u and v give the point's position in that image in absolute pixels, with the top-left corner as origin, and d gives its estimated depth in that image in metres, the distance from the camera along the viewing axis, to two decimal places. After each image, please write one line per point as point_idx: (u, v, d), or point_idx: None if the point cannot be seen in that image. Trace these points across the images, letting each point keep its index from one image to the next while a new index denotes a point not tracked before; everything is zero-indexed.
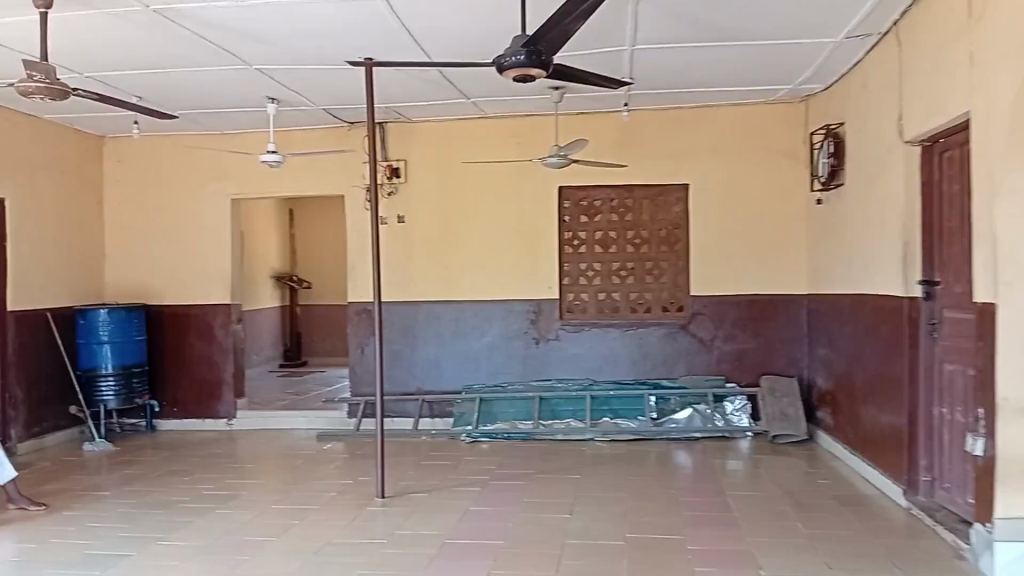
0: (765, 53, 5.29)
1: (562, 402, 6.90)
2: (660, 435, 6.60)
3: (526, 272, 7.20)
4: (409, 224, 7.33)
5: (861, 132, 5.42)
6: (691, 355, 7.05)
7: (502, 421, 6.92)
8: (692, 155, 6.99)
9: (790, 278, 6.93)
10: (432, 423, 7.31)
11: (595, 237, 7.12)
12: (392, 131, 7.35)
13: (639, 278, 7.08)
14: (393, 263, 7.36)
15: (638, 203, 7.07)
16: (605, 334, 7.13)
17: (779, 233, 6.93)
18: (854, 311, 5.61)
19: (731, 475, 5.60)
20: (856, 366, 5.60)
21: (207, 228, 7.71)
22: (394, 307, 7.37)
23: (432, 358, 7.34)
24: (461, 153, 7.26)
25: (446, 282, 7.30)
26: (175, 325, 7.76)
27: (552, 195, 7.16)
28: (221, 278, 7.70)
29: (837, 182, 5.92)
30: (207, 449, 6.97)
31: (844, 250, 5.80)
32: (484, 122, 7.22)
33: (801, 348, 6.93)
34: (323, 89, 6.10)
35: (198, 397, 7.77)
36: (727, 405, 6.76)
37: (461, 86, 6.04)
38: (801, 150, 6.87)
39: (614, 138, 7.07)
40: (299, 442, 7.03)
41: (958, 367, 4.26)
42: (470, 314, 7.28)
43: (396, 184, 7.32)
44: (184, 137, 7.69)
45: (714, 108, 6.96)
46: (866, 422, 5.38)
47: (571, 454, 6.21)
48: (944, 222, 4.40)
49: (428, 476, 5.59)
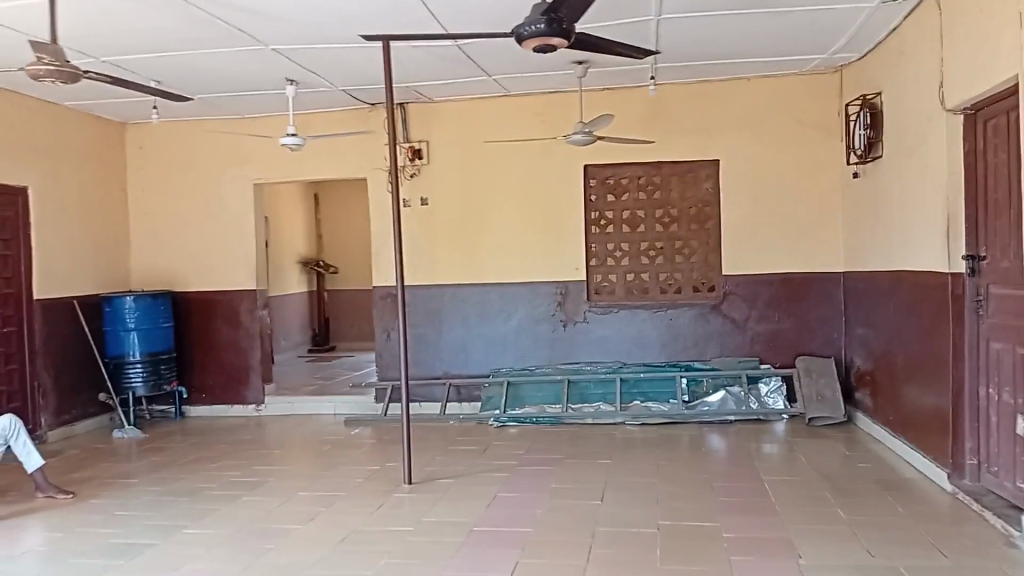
0: (797, 21, 5.07)
1: (591, 386, 6.80)
2: (692, 418, 6.46)
3: (553, 254, 7.07)
4: (432, 206, 7.23)
5: (899, 101, 5.20)
6: (723, 336, 6.88)
7: (530, 405, 6.81)
8: (722, 130, 6.79)
9: (825, 256, 6.72)
10: (459, 408, 7.22)
11: (623, 216, 6.96)
12: (413, 112, 7.24)
13: (669, 258, 6.90)
14: (417, 246, 7.26)
15: (666, 180, 6.88)
16: (634, 316, 6.98)
17: (813, 209, 6.71)
18: (894, 288, 5.40)
19: (766, 459, 5.44)
20: (896, 345, 5.40)
21: (231, 213, 7.66)
22: (419, 291, 7.29)
23: (458, 341, 7.25)
24: (485, 133, 7.12)
25: (472, 265, 7.19)
26: (201, 311, 7.75)
27: (578, 175, 7.00)
28: (245, 264, 7.67)
29: (875, 155, 5.70)
30: (234, 435, 6.95)
31: (883, 226, 5.58)
32: (507, 100, 7.08)
33: (838, 328, 6.73)
34: (342, 70, 5.99)
35: (226, 383, 7.76)
36: (761, 387, 6.60)
37: (482, 63, 5.90)
38: (836, 122, 6.63)
39: (641, 114, 6.89)
40: (327, 428, 6.98)
41: (1005, 345, 4.07)
42: (496, 297, 7.17)
43: (419, 166, 7.22)
44: (206, 122, 7.64)
45: (744, 81, 6.74)
46: (908, 404, 5.18)
47: (600, 438, 6.09)
48: (990, 194, 4.19)
49: (455, 461, 5.50)
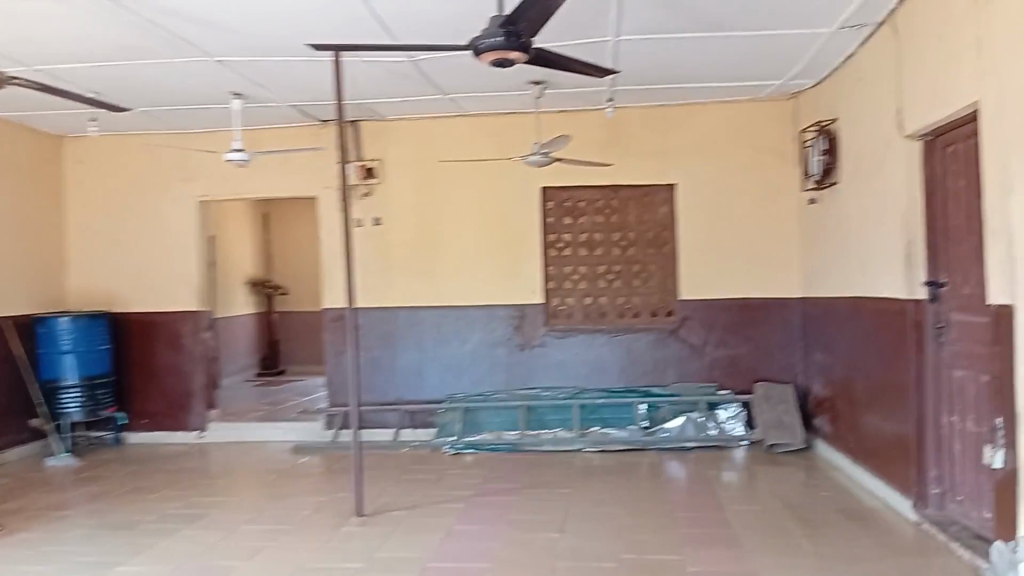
0: (755, 46, 5.06)
1: (549, 411, 6.64)
2: (652, 445, 6.37)
3: (509, 276, 6.92)
4: (386, 226, 7.04)
5: (855, 127, 5.21)
6: (681, 362, 6.80)
7: (487, 432, 6.63)
8: (679, 154, 6.75)
9: (782, 280, 6.70)
10: (413, 434, 6.98)
11: (580, 239, 6.87)
12: (366, 130, 7.06)
13: (627, 282, 6.83)
14: (370, 267, 7.06)
15: (623, 203, 6.84)
16: (592, 340, 6.86)
17: (770, 234, 6.70)
18: (852, 314, 5.39)
19: (727, 487, 5.34)
20: (855, 371, 5.38)
21: (176, 231, 7.37)
22: (372, 314, 7.08)
23: (413, 366, 7.05)
24: (440, 153, 6.98)
25: (427, 287, 7.01)
26: (141, 333, 7.42)
27: (535, 196, 6.88)
28: (189, 284, 7.36)
29: (832, 180, 5.70)
30: (175, 463, 6.62)
31: (841, 252, 5.58)
32: (463, 120, 6.96)
33: (796, 353, 6.70)
34: (292, 84, 5.80)
35: (168, 408, 7.41)
36: (721, 413, 6.51)
37: (437, 81, 5.76)
38: (791, 148, 6.65)
39: (598, 137, 6.82)
40: (275, 456, 6.69)
41: (968, 373, 4.05)
42: (451, 320, 6.99)
43: (372, 185, 7.04)
44: (150, 137, 7.37)
45: (701, 105, 6.73)
46: (868, 430, 5.16)
47: (558, 466, 5.93)
48: (949, 220, 4.18)
49: (408, 492, 5.28)
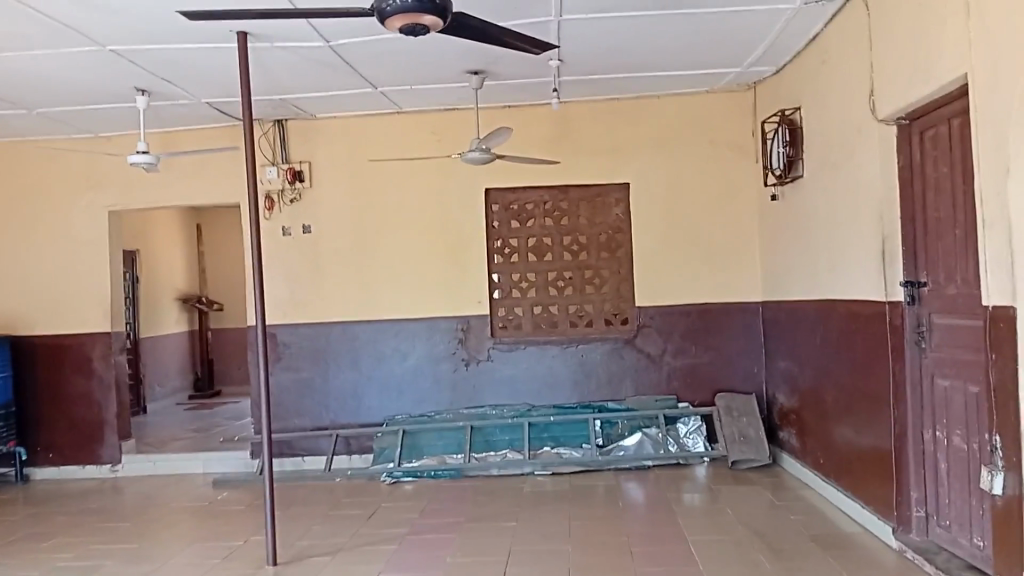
0: (712, 25, 4.59)
1: (497, 431, 6.12)
2: (608, 465, 5.87)
3: (452, 285, 6.38)
4: (317, 235, 6.45)
5: (821, 116, 4.79)
6: (638, 373, 6.31)
7: (429, 456, 6.09)
8: (633, 150, 6.29)
9: (743, 285, 6.26)
10: (349, 461, 6.41)
11: (528, 244, 6.35)
12: (293, 130, 6.46)
13: (578, 289, 6.31)
14: (299, 279, 6.46)
15: (574, 205, 6.32)
16: (543, 353, 6.34)
17: (729, 235, 6.25)
18: (820, 319, 4.95)
19: (688, 512, 4.86)
20: (824, 380, 4.95)
21: (83, 245, 6.68)
22: (302, 331, 6.47)
23: (349, 387, 6.45)
24: (373, 151, 6.41)
25: (362, 298, 6.43)
26: (47, 359, 6.70)
27: (478, 199, 6.36)
28: (99, 303, 6.67)
29: (794, 175, 5.24)
30: (81, 503, 5.93)
31: (806, 252, 5.15)
32: (399, 116, 6.41)
33: (759, 361, 6.25)
34: (203, 77, 5.19)
35: (78, 441, 6.70)
36: (680, 428, 6.06)
37: (364, 71, 5.21)
38: (750, 142, 6.22)
39: (545, 133, 6.32)
40: (193, 492, 6.05)
41: (954, 383, 3.64)
42: (389, 334, 6.42)
43: (300, 189, 6.44)
44: (52, 141, 6.66)
45: (654, 97, 6.27)
46: (839, 443, 4.75)
47: (506, 494, 5.40)
48: (930, 214, 3.77)
49: (335, 532, 4.71)
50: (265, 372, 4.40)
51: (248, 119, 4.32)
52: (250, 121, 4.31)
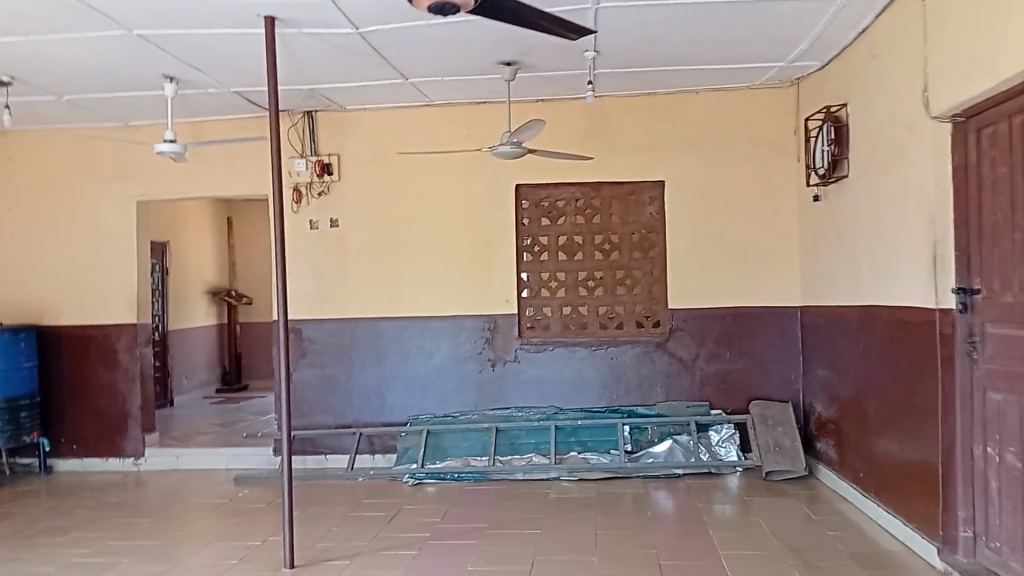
0: (754, 16, 4.40)
1: (522, 434, 5.99)
2: (637, 473, 5.70)
3: (479, 284, 6.25)
4: (343, 230, 6.35)
5: (869, 113, 4.57)
6: (669, 378, 6.12)
7: (453, 458, 5.97)
8: (669, 147, 6.10)
9: (781, 288, 6.04)
10: (372, 461, 6.30)
11: (559, 242, 6.18)
12: (322, 122, 6.37)
13: (609, 289, 6.14)
14: (325, 275, 6.37)
15: (606, 203, 6.15)
16: (571, 354, 6.18)
17: (768, 236, 6.03)
18: (863, 327, 4.73)
19: (719, 524, 4.68)
20: (866, 390, 4.72)
21: (111, 236, 6.65)
22: (327, 327, 6.37)
23: (373, 385, 6.34)
24: (402, 146, 6.30)
25: (387, 295, 6.32)
26: (73, 349, 6.69)
27: (507, 196, 6.22)
28: (126, 294, 6.64)
29: (839, 174, 5.02)
30: (103, 496, 5.89)
31: (850, 255, 4.92)
32: (429, 110, 6.28)
33: (796, 368, 6.02)
34: (231, 65, 5.11)
35: (101, 433, 6.67)
36: (712, 435, 5.87)
37: (394, 61, 5.09)
38: (792, 141, 5.99)
39: (579, 129, 6.16)
40: (214, 488, 5.98)
41: (1008, 397, 3.41)
42: (414, 332, 6.30)
43: (327, 183, 6.35)
44: (82, 130, 6.64)
45: (692, 93, 6.07)
46: (880, 457, 4.52)
47: (531, 499, 5.25)
48: (987, 217, 3.54)
49: (355, 534, 4.59)
50: (285, 366, 4.29)
51: (273, 108, 4.20)
52: (275, 111, 4.19)
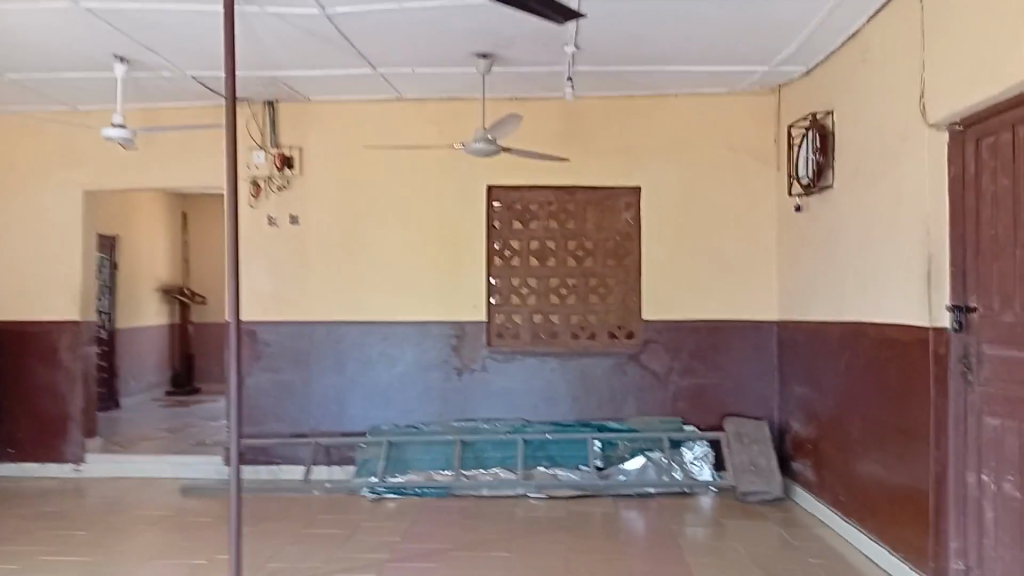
0: (744, 15, 4.21)
1: (489, 448, 5.72)
2: (607, 491, 5.45)
3: (447, 288, 5.97)
4: (305, 228, 6.03)
5: (859, 121, 4.40)
6: (642, 392, 5.90)
7: (415, 472, 5.66)
8: (647, 152, 5.90)
9: (758, 301, 5.86)
10: (328, 473, 5.98)
11: (530, 247, 5.93)
12: (285, 113, 6.05)
13: (582, 298, 5.91)
14: (285, 275, 6.04)
15: (581, 208, 5.92)
16: (541, 364, 5.93)
17: (746, 247, 5.86)
18: (846, 344, 4.57)
19: (695, 547, 4.45)
20: (848, 410, 4.55)
21: (55, 227, 6.23)
22: (284, 330, 6.04)
23: (332, 393, 6.02)
24: (369, 141, 6.01)
25: (350, 297, 6.01)
26: (11, 347, 6.25)
27: (479, 197, 5.96)
28: (69, 289, 6.23)
29: (825, 183, 4.85)
30: (36, 505, 5.47)
31: (834, 269, 4.76)
32: (398, 104, 6.00)
33: (772, 384, 5.84)
34: (187, 46, 4.78)
35: (39, 437, 6.23)
36: (686, 453, 5.66)
37: (362, 48, 4.80)
38: (772, 150, 5.83)
39: (554, 130, 5.93)
40: (157, 499, 5.60)
41: (1006, 423, 3.24)
42: (377, 338, 5.99)
43: (289, 176, 6.02)
44: (26, 114, 6.23)
45: (672, 97, 5.88)
46: (863, 480, 4.35)
47: (497, 517, 4.98)
48: (987, 233, 3.37)
49: (308, 555, 4.28)
50: (235, 374, 3.96)
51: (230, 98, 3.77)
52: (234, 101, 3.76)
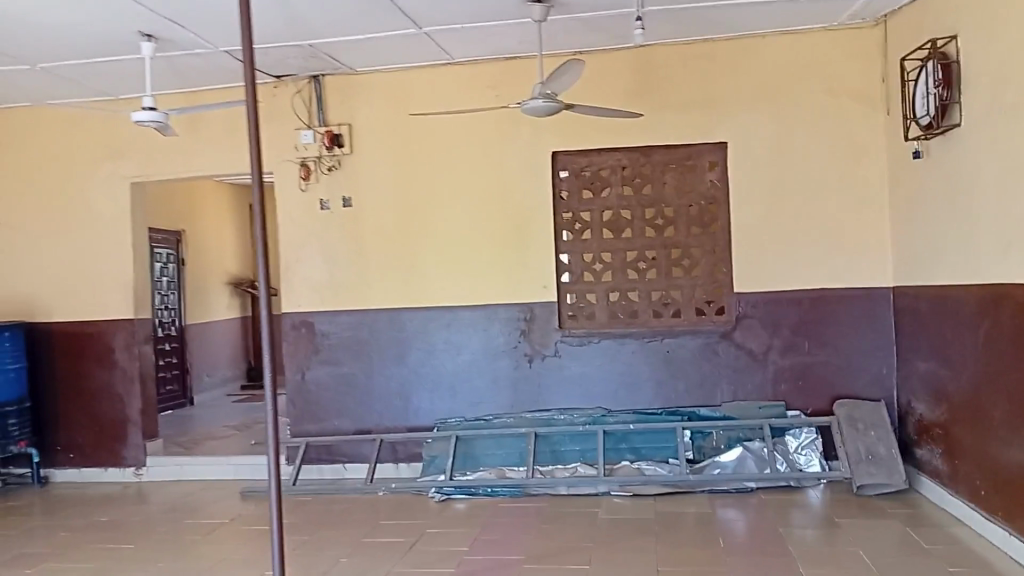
0: None
1: (565, 441, 5.21)
2: (700, 486, 4.84)
3: (513, 268, 5.43)
4: (358, 210, 5.59)
5: (993, 41, 3.63)
6: (736, 374, 5.25)
7: (486, 469, 5.21)
8: (731, 102, 5.21)
9: (868, 267, 5.11)
10: (395, 471, 5.56)
11: (603, 218, 5.35)
12: (332, 87, 5.61)
13: (664, 272, 5.28)
14: (340, 261, 5.62)
15: (657, 170, 5.28)
16: (620, 347, 5.34)
17: (852, 206, 5.12)
18: (985, 311, 3.82)
19: (806, 553, 3.81)
20: (989, 390, 3.81)
21: (104, 223, 5.98)
22: (341, 319, 5.64)
23: (395, 386, 5.59)
24: (422, 112, 5.51)
25: (409, 283, 5.55)
26: (68, 349, 6.06)
27: (543, 166, 5.39)
28: (122, 286, 5.98)
29: (950, 123, 4.09)
30: (94, 513, 5.24)
31: (966, 223, 4.00)
32: (452, 69, 5.48)
33: (889, 360, 5.10)
34: (214, 19, 4.36)
35: (100, 440, 6.04)
36: (790, 441, 5.03)
37: (402, 3, 4.28)
38: (879, 89, 5.06)
39: (624, 84, 5.31)
40: (217, 504, 5.29)
41: None
42: (440, 325, 5.52)
43: (339, 156, 5.59)
44: (70, 107, 5.98)
45: (758, 38, 5.17)
46: (1011, 474, 3.60)
47: (576, 521, 4.44)
48: None
49: (366, 570, 3.84)
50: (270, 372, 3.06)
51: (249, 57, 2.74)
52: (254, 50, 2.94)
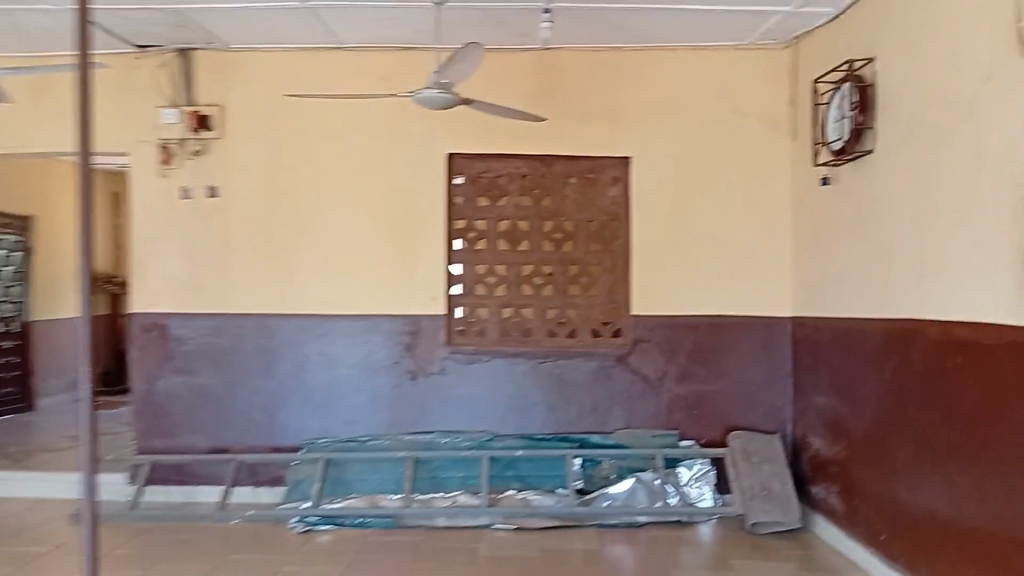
0: None
1: (447, 467, 4.80)
2: (589, 520, 4.51)
3: (398, 276, 4.99)
4: (225, 203, 5.02)
5: (912, 65, 3.50)
6: (631, 401, 4.97)
7: (357, 496, 4.73)
8: (637, 114, 4.96)
9: (768, 295, 4.96)
10: (254, 495, 4.99)
11: (499, 228, 4.98)
12: (203, 64, 5.03)
13: (560, 289, 4.97)
14: (204, 259, 5.02)
15: (557, 180, 4.98)
16: (510, 367, 4.98)
17: (755, 232, 4.96)
18: (892, 348, 3.68)
19: None
20: (892, 430, 3.67)
21: None
22: (201, 324, 5.03)
23: (260, 401, 5.02)
24: (306, 100, 5.01)
25: (283, 287, 5.01)
26: None
27: (435, 167, 4.98)
28: None
29: (863, 149, 3.95)
30: None
31: (875, 256, 3.85)
32: (340, 56, 5.01)
33: (785, 392, 4.95)
34: None
35: None
36: (682, 473, 4.78)
37: None
38: (787, 113, 4.93)
39: (528, 87, 4.98)
40: (40, 529, 4.57)
41: None
42: (312, 336, 5.00)
43: (206, 140, 5.01)
44: None
45: (668, 51, 4.95)
46: (914, 518, 3.46)
47: (455, 558, 4.02)
48: None
49: None
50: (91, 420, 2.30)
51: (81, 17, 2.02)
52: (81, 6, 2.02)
